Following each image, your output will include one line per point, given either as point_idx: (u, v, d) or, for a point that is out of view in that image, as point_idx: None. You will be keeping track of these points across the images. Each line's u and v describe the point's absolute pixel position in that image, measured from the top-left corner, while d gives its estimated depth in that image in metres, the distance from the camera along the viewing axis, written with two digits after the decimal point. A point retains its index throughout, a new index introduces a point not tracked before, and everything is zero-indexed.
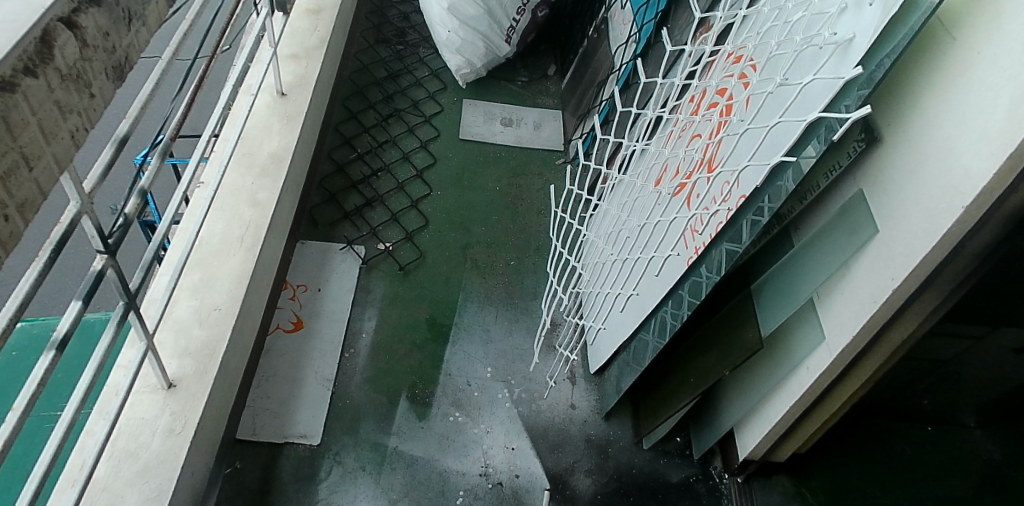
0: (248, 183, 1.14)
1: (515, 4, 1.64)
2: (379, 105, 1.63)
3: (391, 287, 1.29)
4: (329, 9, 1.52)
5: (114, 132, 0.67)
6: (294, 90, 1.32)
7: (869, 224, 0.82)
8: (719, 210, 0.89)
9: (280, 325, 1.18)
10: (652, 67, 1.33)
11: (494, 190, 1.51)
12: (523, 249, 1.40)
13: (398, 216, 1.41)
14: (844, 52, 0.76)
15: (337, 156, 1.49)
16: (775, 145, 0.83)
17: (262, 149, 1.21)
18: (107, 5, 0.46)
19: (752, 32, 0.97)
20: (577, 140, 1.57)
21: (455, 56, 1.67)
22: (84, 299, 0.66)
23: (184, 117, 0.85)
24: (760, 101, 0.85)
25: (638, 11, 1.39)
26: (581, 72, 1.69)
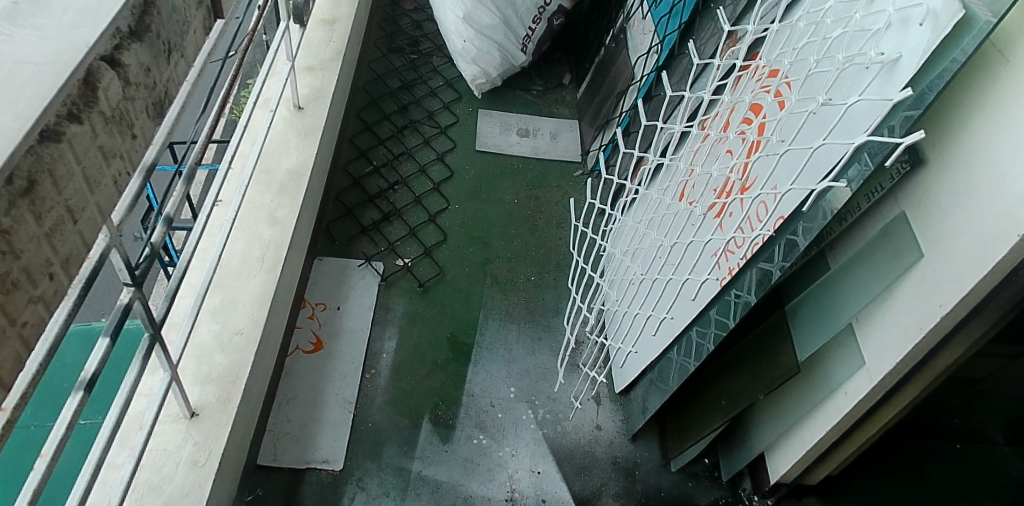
0: (266, 201, 1.13)
1: (530, 13, 1.61)
2: (394, 116, 1.60)
3: (411, 304, 1.26)
4: (344, 20, 1.50)
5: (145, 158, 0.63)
6: (311, 104, 1.31)
7: (913, 247, 0.79)
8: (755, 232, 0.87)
9: (299, 346, 1.16)
10: (676, 79, 1.31)
11: (512, 203, 1.48)
12: (543, 264, 1.38)
13: (416, 230, 1.39)
14: (889, 72, 0.74)
15: (353, 169, 1.47)
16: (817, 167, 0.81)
17: (280, 165, 1.19)
18: (149, 39, 0.44)
19: (786, 48, 0.95)
20: (596, 152, 1.55)
21: (470, 66, 1.65)
22: (112, 335, 0.64)
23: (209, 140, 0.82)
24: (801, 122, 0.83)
25: (659, 21, 1.37)
26: (598, 81, 1.66)
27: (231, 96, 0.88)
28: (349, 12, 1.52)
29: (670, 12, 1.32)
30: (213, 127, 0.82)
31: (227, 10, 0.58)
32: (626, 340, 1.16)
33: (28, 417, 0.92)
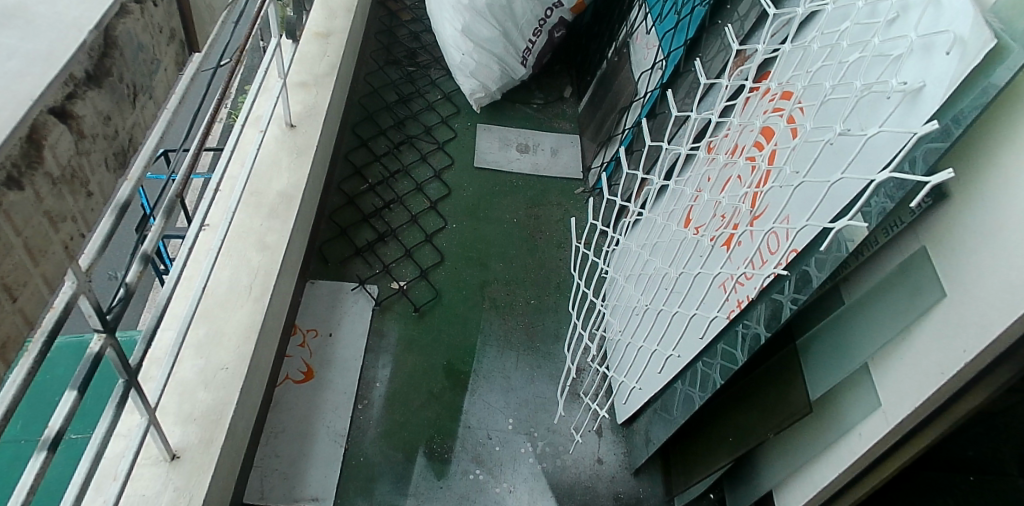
0: (256, 224, 1.08)
1: (531, 25, 1.57)
2: (390, 132, 1.56)
3: (406, 330, 1.22)
4: (339, 33, 1.46)
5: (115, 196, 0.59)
6: (304, 121, 1.26)
7: (935, 285, 0.75)
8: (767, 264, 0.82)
9: (289, 376, 1.12)
10: (681, 97, 1.27)
11: (511, 222, 1.44)
12: (543, 286, 1.34)
13: (412, 251, 1.34)
14: (912, 102, 0.69)
15: (347, 187, 1.43)
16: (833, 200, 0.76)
17: (271, 186, 1.15)
18: (110, 84, 0.40)
19: (799, 71, 0.91)
20: (598, 169, 1.51)
21: (469, 79, 1.61)
22: (80, 386, 0.60)
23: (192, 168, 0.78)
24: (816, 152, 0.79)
25: (663, 36, 1.33)
26: (600, 96, 1.62)
27: (217, 117, 0.84)
28: (344, 25, 1.48)
29: (676, 26, 1.28)
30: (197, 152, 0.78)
31: (204, 42, 0.53)
32: (628, 370, 1.12)
33: (18, 431, 0.92)
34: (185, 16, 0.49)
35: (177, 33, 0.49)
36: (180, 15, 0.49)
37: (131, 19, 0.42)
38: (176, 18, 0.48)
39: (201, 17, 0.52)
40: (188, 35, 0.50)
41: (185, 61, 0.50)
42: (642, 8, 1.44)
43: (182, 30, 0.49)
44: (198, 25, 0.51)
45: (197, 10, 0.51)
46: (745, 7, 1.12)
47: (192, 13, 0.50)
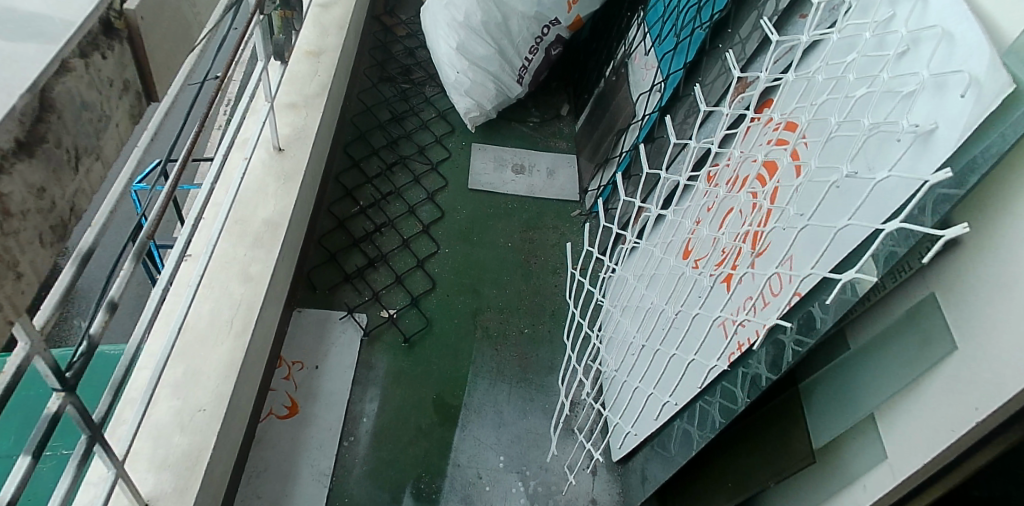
0: (239, 254, 1.05)
1: (527, 43, 1.53)
2: (383, 152, 1.52)
3: (395, 362, 1.18)
4: (330, 51, 1.43)
5: (78, 246, 0.55)
6: (292, 145, 1.23)
7: (945, 336, 0.71)
8: (770, 305, 0.79)
9: (273, 411, 1.08)
10: (681, 121, 1.23)
11: (505, 247, 1.40)
12: (537, 314, 1.30)
13: (403, 278, 1.31)
14: (923, 145, 0.66)
15: (337, 210, 1.39)
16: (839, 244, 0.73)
17: (256, 213, 1.11)
18: (46, 152, 0.36)
19: (803, 103, 0.87)
20: (595, 191, 1.47)
21: (464, 98, 1.58)
22: (34, 451, 0.56)
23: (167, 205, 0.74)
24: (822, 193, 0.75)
25: (663, 58, 1.29)
26: (598, 116, 1.58)
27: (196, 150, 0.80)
28: (336, 43, 1.45)
29: (675, 47, 1.24)
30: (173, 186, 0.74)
31: (165, 89, 0.49)
32: (622, 405, 1.08)
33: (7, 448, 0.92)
34: (141, 66, 0.45)
35: (130, 84, 0.45)
36: (136, 64, 0.45)
37: (71, 76, 0.38)
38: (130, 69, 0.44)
39: (162, 65, 0.48)
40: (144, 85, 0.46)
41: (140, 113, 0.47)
42: (641, 28, 1.41)
43: (138, 81, 0.45)
44: (157, 73, 0.47)
45: (158, 57, 0.47)
46: (748, 32, 1.09)
47: (151, 61, 0.46)
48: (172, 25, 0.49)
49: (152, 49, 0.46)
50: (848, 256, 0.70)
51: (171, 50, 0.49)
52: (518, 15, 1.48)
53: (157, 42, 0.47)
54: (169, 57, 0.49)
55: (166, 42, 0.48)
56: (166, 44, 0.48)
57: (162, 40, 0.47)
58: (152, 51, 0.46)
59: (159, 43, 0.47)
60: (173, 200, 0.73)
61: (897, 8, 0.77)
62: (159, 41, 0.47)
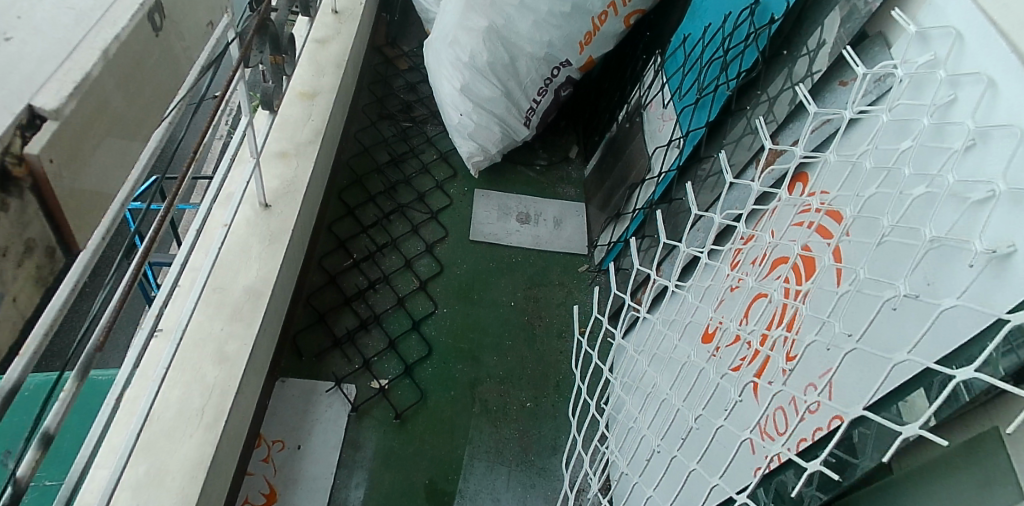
0: (214, 330, 0.95)
1: (536, 84, 1.44)
2: (380, 198, 1.43)
3: (385, 441, 1.09)
4: (326, 92, 1.33)
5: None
6: (280, 200, 1.13)
7: (1012, 482, 0.60)
8: (803, 421, 0.71)
9: (248, 499, 0.99)
10: (701, 185, 1.13)
11: (508, 306, 1.31)
12: (541, 386, 1.21)
13: (396, 342, 1.21)
14: (998, 270, 0.57)
15: (329, 264, 1.29)
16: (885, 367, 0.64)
17: (236, 281, 1.01)
18: None
19: (846, 190, 0.78)
20: (605, 247, 1.38)
21: (466, 141, 1.49)
22: None
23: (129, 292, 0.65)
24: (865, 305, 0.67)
25: (682, 112, 1.20)
26: (609, 164, 1.48)
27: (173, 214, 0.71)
28: (332, 83, 1.36)
29: (696, 102, 1.16)
30: (143, 257, 0.65)
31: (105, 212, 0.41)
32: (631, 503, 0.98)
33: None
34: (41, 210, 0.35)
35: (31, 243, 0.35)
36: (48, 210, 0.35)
37: None
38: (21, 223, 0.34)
39: (97, 188, 0.39)
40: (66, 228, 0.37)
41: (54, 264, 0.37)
42: (659, 75, 1.32)
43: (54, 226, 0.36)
44: (87, 204, 0.38)
45: (85, 186, 0.38)
46: (779, 95, 1.00)
47: (71, 201, 0.37)
48: (111, 131, 0.40)
49: (76, 179, 0.37)
50: (902, 386, 0.61)
51: (112, 162, 0.40)
52: (527, 56, 1.39)
53: (83, 167, 0.37)
54: (112, 174, 0.40)
55: (100, 154, 0.39)
56: (103, 158, 0.39)
57: (92, 159, 0.38)
58: (72, 185, 0.36)
59: (85, 171, 0.37)
60: (140, 281, 0.64)
61: (960, 92, 0.69)
62: (84, 168, 0.37)
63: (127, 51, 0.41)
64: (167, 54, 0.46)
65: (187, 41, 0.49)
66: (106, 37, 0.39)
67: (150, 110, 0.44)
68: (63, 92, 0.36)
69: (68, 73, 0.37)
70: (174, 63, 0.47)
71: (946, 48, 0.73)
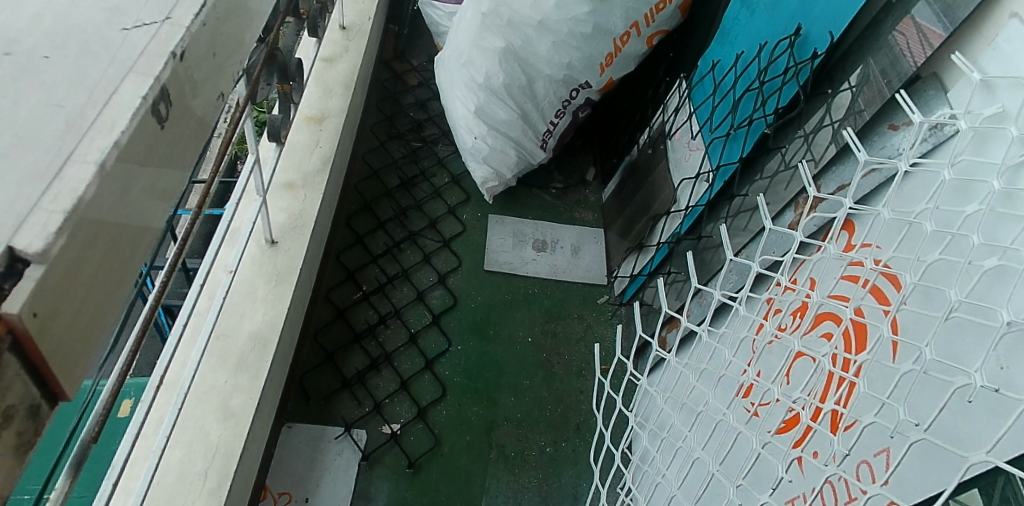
0: (217, 383, 0.90)
1: (554, 106, 1.38)
2: (390, 225, 1.37)
3: (397, 492, 1.04)
4: (335, 116, 1.27)
5: None
6: (287, 236, 1.07)
7: None
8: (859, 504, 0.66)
9: None
10: (734, 224, 1.08)
11: (525, 343, 1.25)
12: (560, 428, 1.15)
13: (409, 383, 1.15)
14: None
15: (337, 297, 1.23)
16: (947, 459, 0.60)
17: (241, 327, 0.96)
18: None
19: (905, 251, 0.73)
20: (626, 278, 1.33)
21: (480, 165, 1.43)
22: None
23: (141, 342, 0.58)
24: (928, 388, 0.63)
25: (712, 144, 1.15)
26: (629, 190, 1.43)
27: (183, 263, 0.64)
28: (340, 106, 1.29)
29: (729, 134, 1.10)
30: (157, 298, 0.59)
31: (142, 262, 0.38)
32: None
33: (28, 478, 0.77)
34: (87, 258, 0.32)
35: (79, 299, 0.32)
36: (94, 257, 0.33)
37: None
38: (71, 273, 0.31)
39: (136, 226, 0.37)
40: (109, 275, 0.34)
41: (89, 346, 0.34)
42: (686, 101, 1.26)
43: (98, 272, 0.34)
44: (127, 245, 0.36)
45: (126, 225, 0.36)
46: (819, 133, 0.94)
47: (112, 237, 0.34)
48: (148, 162, 0.37)
49: (116, 219, 0.35)
50: (969, 473, 0.58)
51: (152, 198, 0.38)
52: (545, 78, 1.33)
53: (123, 202, 0.35)
54: (153, 210, 0.38)
55: (133, 189, 0.36)
56: (141, 196, 0.37)
57: (130, 197, 0.36)
58: (114, 225, 0.34)
59: (125, 212, 0.35)
60: (157, 320, 0.57)
61: None
62: (123, 208, 0.35)
63: (127, 156, 0.35)
64: (174, 146, 0.40)
65: (202, 120, 0.44)
66: (102, 145, 0.34)
67: (185, 149, 0.42)
68: (49, 228, 0.30)
69: (54, 201, 0.31)
70: (183, 152, 0.41)
71: (1017, 101, 0.67)
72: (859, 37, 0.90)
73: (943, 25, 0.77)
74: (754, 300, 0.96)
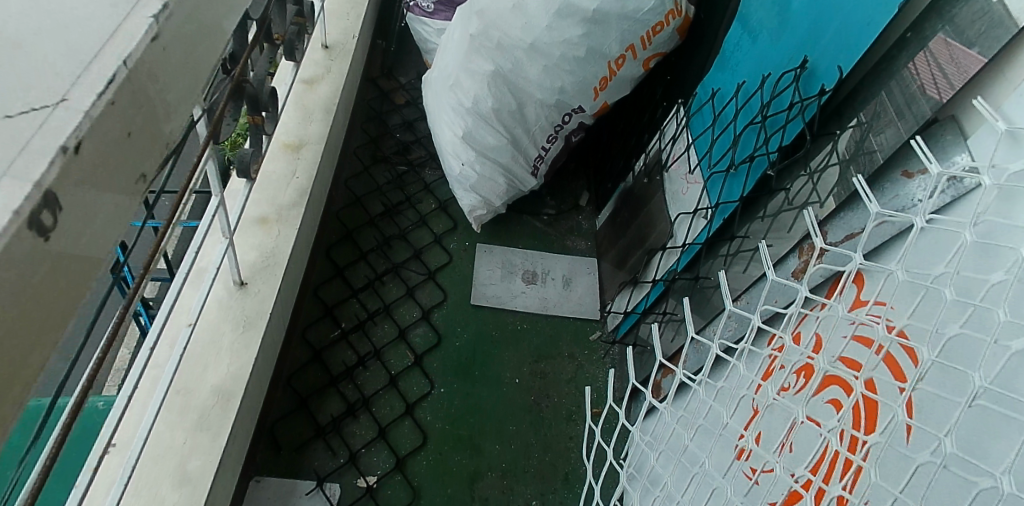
0: (174, 443, 0.83)
1: (545, 131, 1.32)
2: (373, 256, 1.30)
3: None
4: (313, 143, 1.20)
5: None
6: (258, 276, 1.01)
7: None
8: None
9: None
10: (734, 267, 1.02)
11: (512, 384, 1.18)
12: (547, 479, 1.09)
13: (387, 430, 1.09)
14: None
15: (313, 336, 1.17)
16: None
17: (204, 380, 0.89)
18: None
19: (922, 319, 0.66)
20: (619, 314, 1.27)
21: (468, 194, 1.36)
22: None
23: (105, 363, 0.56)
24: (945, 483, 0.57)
25: (712, 178, 1.08)
26: (624, 220, 1.36)
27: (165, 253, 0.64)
28: (320, 132, 1.22)
29: (730, 170, 1.04)
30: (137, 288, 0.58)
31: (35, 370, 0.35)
32: None
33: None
34: (36, 294, 0.34)
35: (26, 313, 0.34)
36: (39, 286, 0.34)
37: None
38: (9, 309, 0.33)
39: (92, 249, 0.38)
40: (63, 289, 0.36)
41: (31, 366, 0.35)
42: (684, 130, 1.20)
43: (42, 297, 0.35)
44: (82, 266, 0.37)
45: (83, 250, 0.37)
46: (825, 175, 0.88)
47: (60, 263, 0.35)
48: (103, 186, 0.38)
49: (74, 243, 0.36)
50: None
51: (110, 221, 0.39)
52: (536, 102, 1.26)
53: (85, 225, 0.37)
54: (109, 232, 0.39)
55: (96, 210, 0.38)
56: (101, 217, 0.38)
57: (92, 220, 0.37)
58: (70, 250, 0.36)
59: (86, 234, 0.37)
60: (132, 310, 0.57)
61: None
62: (86, 230, 0.37)
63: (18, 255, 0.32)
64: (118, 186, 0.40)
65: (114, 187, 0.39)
66: None
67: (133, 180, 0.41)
68: None
69: None
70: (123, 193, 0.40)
71: None
72: (870, 74, 0.83)
73: (962, 65, 0.70)
74: (753, 356, 0.90)
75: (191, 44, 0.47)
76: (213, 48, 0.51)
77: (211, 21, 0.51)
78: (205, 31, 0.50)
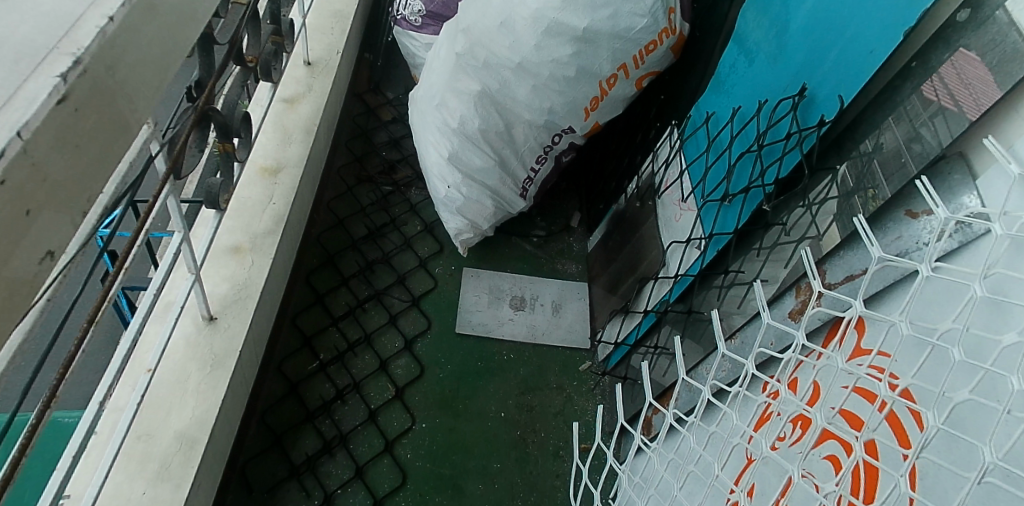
0: (132, 496, 0.79)
1: (533, 153, 1.27)
2: (355, 281, 1.26)
3: None
4: (292, 166, 1.15)
5: None
6: (228, 311, 0.96)
7: None
8: None
9: None
10: (727, 302, 0.97)
11: (497, 418, 1.14)
12: None
13: (364, 469, 1.05)
14: None
15: (290, 368, 1.13)
16: None
17: (167, 425, 0.85)
18: None
19: (927, 377, 0.62)
20: (609, 344, 1.22)
21: (454, 216, 1.31)
22: None
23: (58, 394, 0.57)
24: None
25: (706, 207, 1.04)
26: (615, 244, 1.32)
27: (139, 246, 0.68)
28: (299, 154, 1.17)
29: (724, 201, 0.99)
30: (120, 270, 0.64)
31: None
32: None
33: None
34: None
35: None
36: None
37: None
38: None
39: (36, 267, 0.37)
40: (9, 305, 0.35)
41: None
42: (677, 154, 1.16)
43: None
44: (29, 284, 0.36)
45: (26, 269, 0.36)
46: (823, 212, 0.83)
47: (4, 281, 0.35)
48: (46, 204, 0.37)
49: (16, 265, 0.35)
50: None
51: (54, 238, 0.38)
52: (524, 123, 1.21)
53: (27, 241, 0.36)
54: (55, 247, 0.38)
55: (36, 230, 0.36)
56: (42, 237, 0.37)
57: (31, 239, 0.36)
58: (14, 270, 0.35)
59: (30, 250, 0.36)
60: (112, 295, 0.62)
61: None
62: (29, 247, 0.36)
63: None
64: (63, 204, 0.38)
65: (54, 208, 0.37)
66: None
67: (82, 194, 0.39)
68: None
69: None
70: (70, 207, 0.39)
71: None
72: (871, 106, 0.78)
73: (971, 100, 0.65)
74: (747, 401, 0.85)
75: (124, 94, 0.43)
76: (155, 90, 0.47)
77: (150, 69, 0.46)
78: (145, 75, 0.46)
